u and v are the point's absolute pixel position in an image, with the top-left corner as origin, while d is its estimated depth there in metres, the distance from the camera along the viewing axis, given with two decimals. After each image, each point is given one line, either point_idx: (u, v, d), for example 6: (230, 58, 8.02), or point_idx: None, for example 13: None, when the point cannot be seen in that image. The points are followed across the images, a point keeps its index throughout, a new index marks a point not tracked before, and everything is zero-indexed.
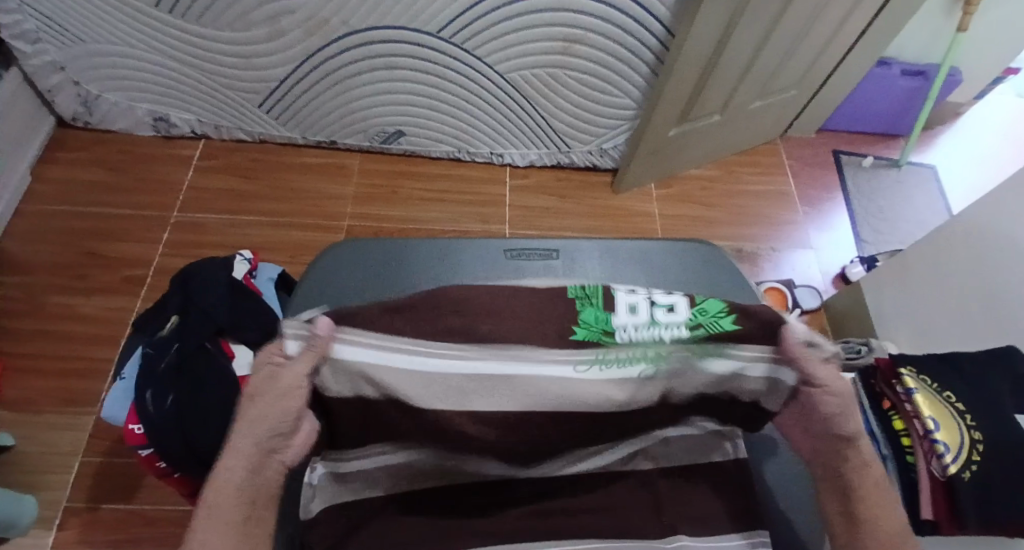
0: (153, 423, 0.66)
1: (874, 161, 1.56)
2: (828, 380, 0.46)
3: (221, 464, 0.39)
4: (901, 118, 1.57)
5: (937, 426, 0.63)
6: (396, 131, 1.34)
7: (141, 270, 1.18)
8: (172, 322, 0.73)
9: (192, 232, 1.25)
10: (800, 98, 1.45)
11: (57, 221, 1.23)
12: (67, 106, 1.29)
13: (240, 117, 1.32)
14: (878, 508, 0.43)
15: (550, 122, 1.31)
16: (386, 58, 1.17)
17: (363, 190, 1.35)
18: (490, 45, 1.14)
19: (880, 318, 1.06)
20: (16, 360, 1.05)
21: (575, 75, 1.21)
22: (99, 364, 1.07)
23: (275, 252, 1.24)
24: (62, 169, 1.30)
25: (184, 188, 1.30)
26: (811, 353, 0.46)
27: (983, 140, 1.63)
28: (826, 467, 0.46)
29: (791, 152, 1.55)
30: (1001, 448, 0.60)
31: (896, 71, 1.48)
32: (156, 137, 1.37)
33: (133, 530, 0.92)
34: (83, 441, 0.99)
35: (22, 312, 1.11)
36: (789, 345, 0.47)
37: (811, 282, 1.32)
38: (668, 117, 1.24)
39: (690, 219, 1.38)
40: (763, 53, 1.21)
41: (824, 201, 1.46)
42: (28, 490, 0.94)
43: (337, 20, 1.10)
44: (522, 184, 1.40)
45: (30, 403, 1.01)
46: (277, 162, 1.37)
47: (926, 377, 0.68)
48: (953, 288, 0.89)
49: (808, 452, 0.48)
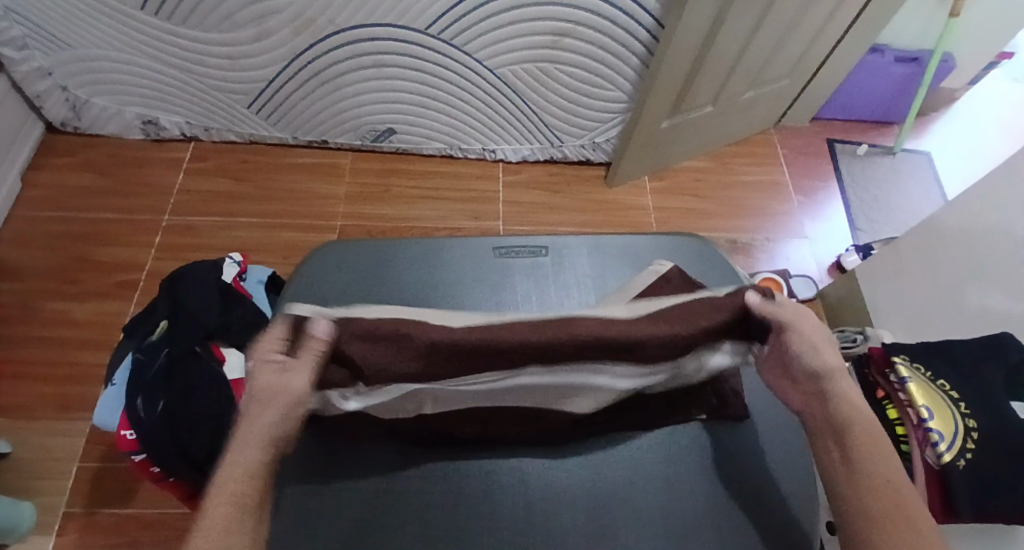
0: (144, 428, 0.65)
1: (868, 149, 1.55)
2: (797, 327, 0.48)
3: (232, 453, 0.41)
4: (895, 104, 1.56)
5: (932, 415, 0.62)
6: (387, 129, 1.33)
7: (134, 274, 1.18)
8: (162, 327, 0.73)
9: (184, 234, 1.24)
10: (793, 87, 1.45)
11: (49, 227, 1.22)
12: (56, 111, 1.29)
13: (231, 119, 1.31)
14: (875, 459, 0.42)
15: (542, 117, 1.31)
16: (375, 56, 1.17)
17: (355, 190, 1.34)
18: (479, 40, 1.13)
19: (875, 305, 1.05)
20: (8, 367, 1.05)
21: (565, 70, 1.20)
22: (93, 369, 1.07)
23: (268, 253, 1.23)
24: (51, 175, 1.29)
25: (175, 190, 1.30)
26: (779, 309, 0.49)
27: (978, 126, 1.62)
28: (820, 417, 0.46)
29: (784, 142, 1.54)
30: (995, 436, 0.60)
31: (890, 58, 1.47)
32: (146, 140, 1.36)
33: (131, 534, 0.92)
34: (80, 446, 0.99)
35: (13, 318, 1.11)
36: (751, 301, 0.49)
37: (806, 273, 1.31)
38: (659, 109, 1.23)
39: (684, 211, 1.38)
40: (754, 43, 1.21)
41: (819, 191, 1.45)
42: (24, 497, 0.94)
43: (325, 18, 1.10)
44: (514, 179, 1.40)
45: (23, 409, 1.01)
46: (269, 162, 1.36)
47: (919, 365, 0.68)
48: (949, 276, 0.88)
49: (801, 404, 0.48)
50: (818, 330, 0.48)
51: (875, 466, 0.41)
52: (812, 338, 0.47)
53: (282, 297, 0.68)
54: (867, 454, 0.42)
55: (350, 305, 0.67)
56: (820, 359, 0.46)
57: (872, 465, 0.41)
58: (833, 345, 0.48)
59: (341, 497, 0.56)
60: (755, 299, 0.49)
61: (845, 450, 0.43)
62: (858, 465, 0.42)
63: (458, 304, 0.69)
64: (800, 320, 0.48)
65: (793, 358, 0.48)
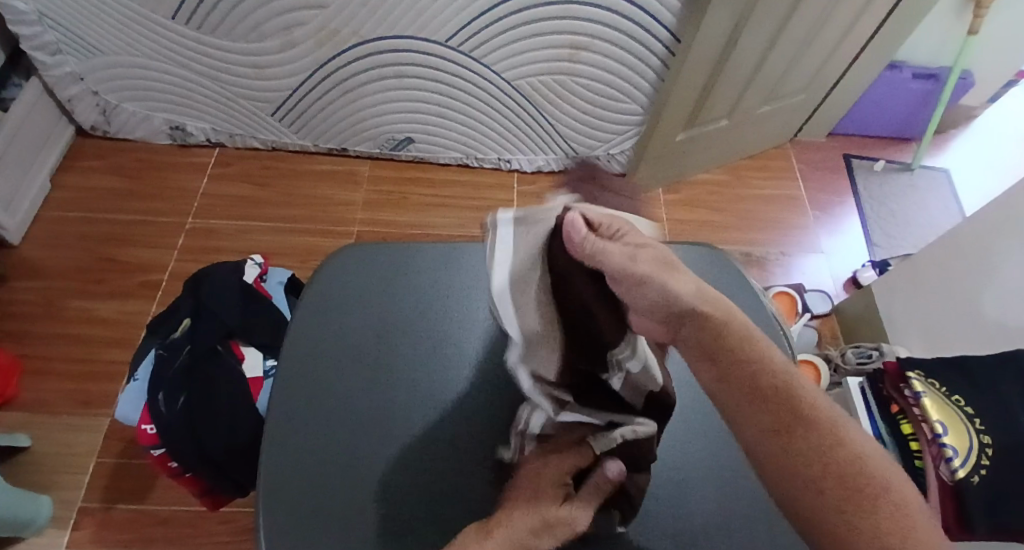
0: (163, 423, 0.67)
1: (885, 165, 1.54)
2: (630, 267, 0.39)
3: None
4: (912, 120, 1.55)
5: (946, 430, 0.63)
6: (406, 138, 1.35)
7: (156, 275, 1.21)
8: (185, 324, 0.74)
9: (206, 237, 1.27)
10: (809, 101, 1.45)
11: (76, 227, 1.26)
12: (86, 116, 1.33)
13: (254, 126, 1.35)
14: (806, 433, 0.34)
15: (557, 129, 1.32)
16: (396, 67, 1.19)
17: (373, 197, 1.37)
18: (497, 53, 1.15)
19: (891, 321, 1.04)
20: (32, 363, 1.08)
21: (581, 82, 1.22)
22: (113, 367, 1.09)
23: (287, 257, 1.26)
24: (80, 177, 1.33)
25: (199, 194, 1.33)
26: (606, 248, 0.40)
27: (997, 143, 1.61)
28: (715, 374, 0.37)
29: (800, 156, 1.54)
30: (1011, 452, 0.60)
31: (907, 74, 1.47)
32: (172, 146, 1.40)
33: (146, 530, 0.94)
34: (98, 442, 1.01)
35: (39, 316, 1.14)
36: (574, 249, 0.41)
37: (822, 288, 1.30)
38: (674, 122, 1.24)
39: (699, 224, 1.38)
40: (771, 58, 1.22)
41: (834, 206, 1.45)
42: (42, 491, 0.96)
43: (348, 30, 1.13)
44: (530, 189, 1.41)
45: (45, 405, 1.04)
46: (290, 169, 1.39)
47: (934, 381, 0.69)
48: (965, 293, 0.87)
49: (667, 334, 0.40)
50: (654, 260, 0.40)
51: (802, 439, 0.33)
52: (653, 276, 0.39)
53: (302, 299, 0.69)
54: (754, 365, 0.37)
55: (368, 310, 0.68)
56: (676, 294, 0.39)
57: (797, 444, 0.33)
58: (672, 267, 0.40)
59: (363, 490, 0.54)
60: (577, 233, 0.40)
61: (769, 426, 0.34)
62: (743, 381, 0.36)
63: (475, 309, 0.69)
64: (636, 265, 0.39)
65: (638, 301, 0.39)
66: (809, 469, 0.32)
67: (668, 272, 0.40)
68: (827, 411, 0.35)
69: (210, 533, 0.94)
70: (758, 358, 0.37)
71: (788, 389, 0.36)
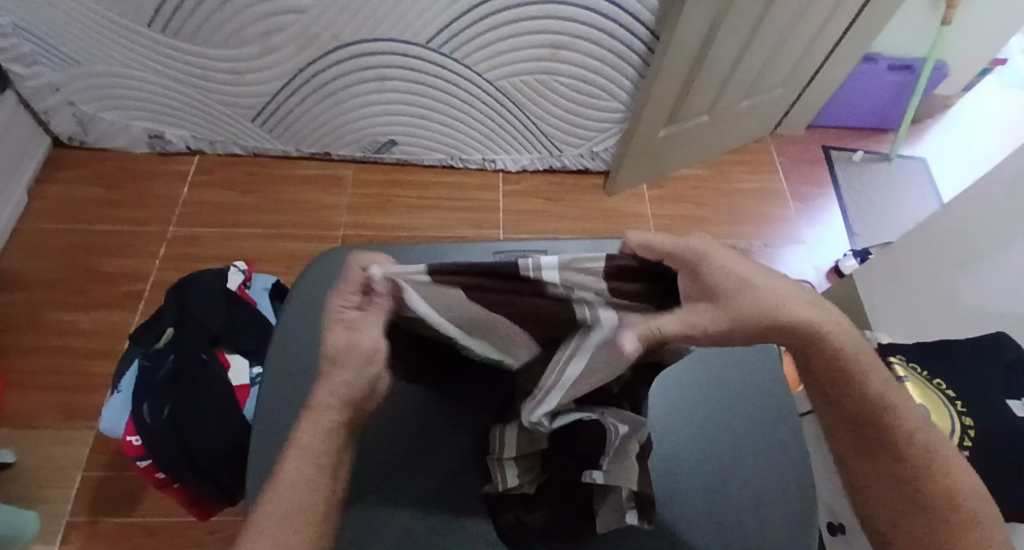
0: (148, 434, 0.67)
1: (864, 156, 1.57)
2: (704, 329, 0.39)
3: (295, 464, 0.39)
4: (889, 111, 1.58)
5: (928, 412, 0.65)
6: (389, 141, 1.35)
7: (139, 285, 1.19)
8: (168, 333, 0.74)
9: (188, 245, 1.26)
10: (789, 95, 1.47)
11: (55, 239, 1.24)
12: (63, 126, 1.31)
13: (235, 132, 1.34)
14: (887, 461, 0.44)
15: (541, 127, 1.33)
16: (377, 70, 1.19)
17: (357, 200, 1.36)
18: (479, 53, 1.15)
19: (872, 308, 1.05)
20: (13, 377, 1.06)
21: (564, 80, 1.23)
22: (98, 379, 1.07)
23: (273, 263, 1.25)
24: (59, 188, 1.31)
25: (180, 202, 1.32)
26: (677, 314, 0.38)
27: (971, 132, 1.64)
28: (820, 391, 0.45)
29: (781, 149, 1.56)
30: (990, 435, 0.62)
31: (883, 66, 1.50)
32: (152, 154, 1.38)
33: (134, 542, 0.92)
34: (84, 455, 0.99)
35: (19, 329, 1.12)
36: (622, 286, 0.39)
37: (805, 278, 1.32)
38: (657, 118, 1.25)
39: (683, 218, 1.39)
40: (749, 53, 1.23)
41: (815, 197, 1.47)
42: (28, 506, 0.94)
43: (328, 34, 1.12)
44: (514, 189, 1.41)
45: (28, 419, 1.02)
46: (272, 174, 1.38)
47: (916, 365, 0.71)
48: (942, 280, 0.89)
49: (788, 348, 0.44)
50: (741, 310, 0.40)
51: (882, 466, 0.44)
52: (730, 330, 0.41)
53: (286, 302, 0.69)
54: (860, 400, 0.44)
55: None
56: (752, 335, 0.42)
57: (875, 473, 0.44)
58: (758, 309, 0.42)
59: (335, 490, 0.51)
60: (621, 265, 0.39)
61: (863, 449, 0.45)
62: (845, 406, 0.45)
63: None
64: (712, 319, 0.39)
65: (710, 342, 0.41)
66: (885, 495, 0.44)
67: (739, 297, 0.40)
68: (916, 435, 0.44)
69: (200, 542, 0.93)
70: (857, 390, 0.44)
71: (883, 420, 0.44)
